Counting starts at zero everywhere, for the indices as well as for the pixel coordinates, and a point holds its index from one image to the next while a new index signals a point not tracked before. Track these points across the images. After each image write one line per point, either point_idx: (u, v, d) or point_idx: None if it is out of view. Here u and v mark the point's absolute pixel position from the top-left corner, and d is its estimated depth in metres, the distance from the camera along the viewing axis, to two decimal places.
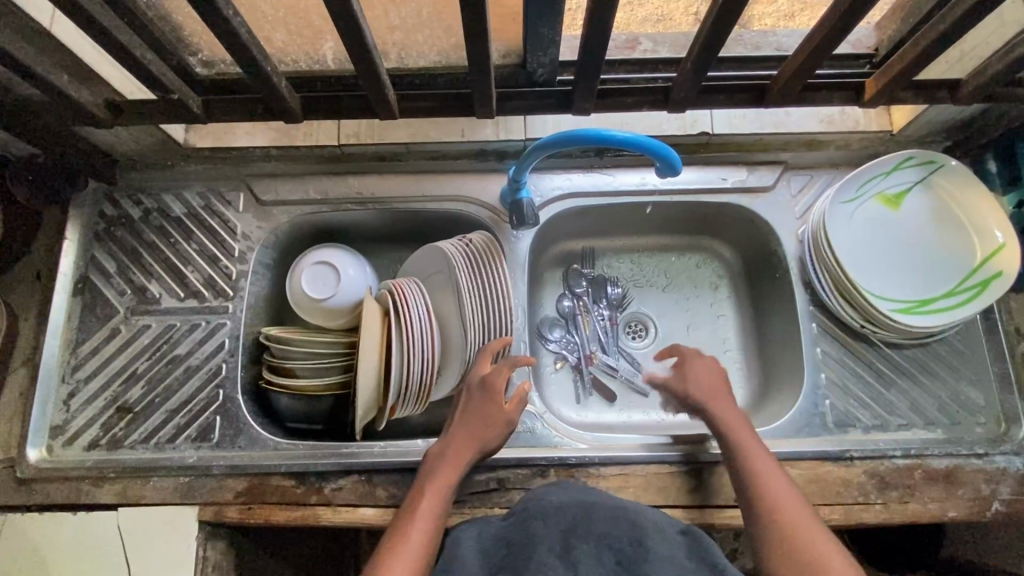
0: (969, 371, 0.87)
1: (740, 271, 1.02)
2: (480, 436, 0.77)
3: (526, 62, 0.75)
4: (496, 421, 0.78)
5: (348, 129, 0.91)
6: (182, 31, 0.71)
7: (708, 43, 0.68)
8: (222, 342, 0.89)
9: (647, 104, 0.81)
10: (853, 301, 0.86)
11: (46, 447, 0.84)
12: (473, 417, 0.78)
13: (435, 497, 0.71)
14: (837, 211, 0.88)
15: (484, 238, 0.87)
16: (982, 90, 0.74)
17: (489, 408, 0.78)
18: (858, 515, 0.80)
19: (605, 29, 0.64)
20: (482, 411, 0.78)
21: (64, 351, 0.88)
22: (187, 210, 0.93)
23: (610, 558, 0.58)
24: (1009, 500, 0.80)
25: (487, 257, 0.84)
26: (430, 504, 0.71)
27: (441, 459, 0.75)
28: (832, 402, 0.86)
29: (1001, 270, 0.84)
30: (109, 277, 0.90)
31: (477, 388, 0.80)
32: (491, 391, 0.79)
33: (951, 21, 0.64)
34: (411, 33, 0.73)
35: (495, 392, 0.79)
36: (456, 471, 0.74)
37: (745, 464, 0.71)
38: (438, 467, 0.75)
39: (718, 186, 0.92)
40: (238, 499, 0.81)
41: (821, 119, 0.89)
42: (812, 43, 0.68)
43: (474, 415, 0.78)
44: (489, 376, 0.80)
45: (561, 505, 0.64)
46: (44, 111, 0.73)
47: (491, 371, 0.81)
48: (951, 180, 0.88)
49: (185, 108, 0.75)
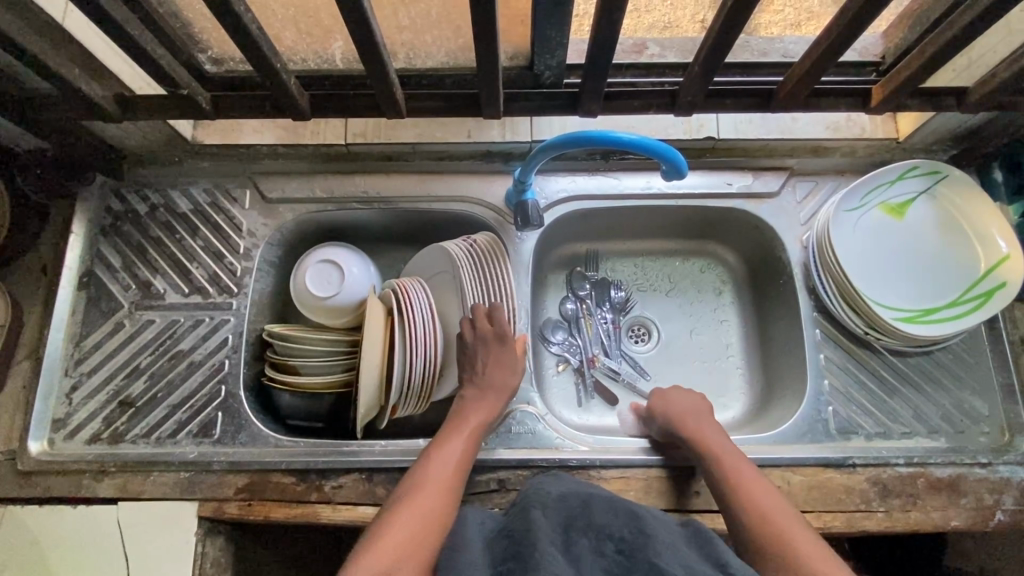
0: (973, 379, 0.87)
1: (744, 275, 1.02)
2: (509, 374, 0.81)
3: (534, 65, 0.75)
4: (515, 367, 0.82)
5: (355, 127, 0.92)
6: (192, 28, 0.72)
7: (713, 49, 0.68)
8: (225, 339, 0.89)
9: (655, 106, 0.80)
10: (859, 309, 0.85)
11: (48, 440, 0.85)
12: (499, 356, 0.81)
13: (472, 430, 0.77)
14: (841, 219, 0.88)
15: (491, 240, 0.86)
16: (989, 99, 0.74)
17: (505, 357, 0.81)
18: (860, 523, 0.79)
19: (614, 32, 0.64)
20: (504, 360, 0.81)
21: (68, 344, 0.88)
22: (194, 206, 0.93)
23: (611, 548, 0.58)
24: (1012, 509, 0.80)
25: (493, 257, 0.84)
26: (462, 444, 0.75)
27: (478, 395, 0.80)
28: (834, 408, 0.86)
29: (1006, 280, 0.84)
30: (114, 272, 0.91)
31: (491, 338, 0.81)
32: (505, 337, 0.80)
33: (959, 28, 0.65)
34: (420, 34, 0.74)
35: (510, 340, 0.80)
36: (492, 409, 0.79)
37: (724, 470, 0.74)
38: (476, 402, 0.79)
39: (722, 191, 0.92)
40: (238, 495, 0.81)
41: (827, 126, 0.90)
42: (819, 48, 0.68)
43: (492, 365, 0.81)
44: (505, 328, 0.80)
45: (561, 497, 0.64)
46: (53, 104, 0.74)
47: (501, 321, 0.81)
48: (956, 191, 0.88)
49: (194, 104, 0.75)
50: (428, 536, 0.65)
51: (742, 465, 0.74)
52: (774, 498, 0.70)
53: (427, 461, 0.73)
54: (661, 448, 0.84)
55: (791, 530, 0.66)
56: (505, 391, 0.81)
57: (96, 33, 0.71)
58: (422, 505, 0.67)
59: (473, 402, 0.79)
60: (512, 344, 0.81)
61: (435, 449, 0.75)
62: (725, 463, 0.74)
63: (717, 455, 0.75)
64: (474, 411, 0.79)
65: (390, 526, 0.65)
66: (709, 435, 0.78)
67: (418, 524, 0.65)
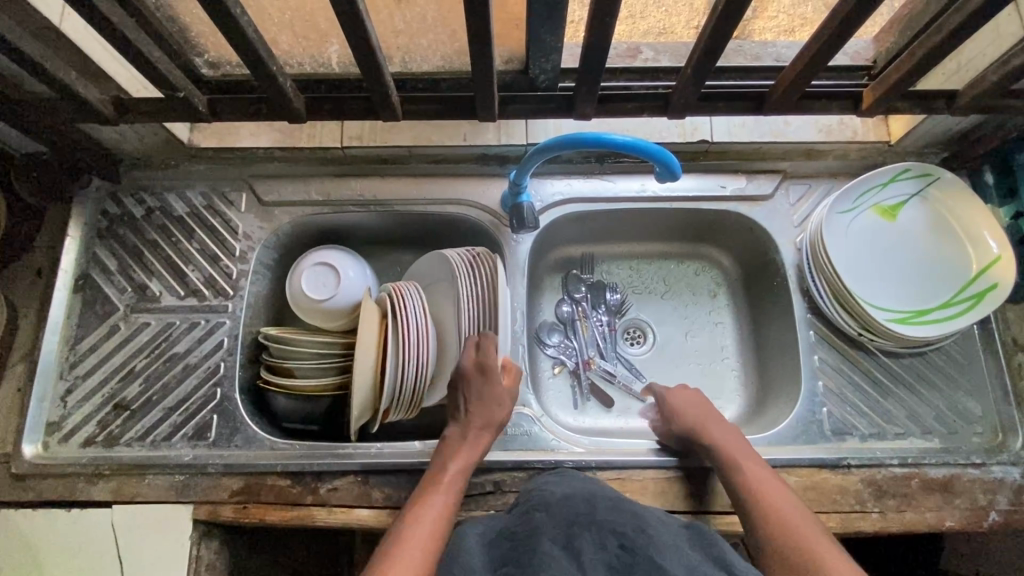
0: (966, 380, 0.88)
1: (738, 278, 1.02)
2: (492, 414, 0.80)
3: (528, 68, 0.76)
4: (503, 399, 0.81)
5: (352, 130, 0.92)
6: (189, 32, 0.72)
7: (706, 52, 0.68)
8: (221, 341, 0.89)
9: (649, 109, 0.82)
10: (851, 310, 0.86)
11: (43, 443, 0.84)
12: (483, 395, 0.80)
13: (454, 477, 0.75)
14: (834, 221, 0.89)
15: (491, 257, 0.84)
16: (978, 101, 0.74)
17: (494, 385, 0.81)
18: (855, 523, 0.79)
19: (607, 36, 0.65)
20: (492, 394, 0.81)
21: (63, 347, 0.88)
22: (190, 209, 0.93)
23: (613, 543, 0.57)
24: (1006, 510, 0.80)
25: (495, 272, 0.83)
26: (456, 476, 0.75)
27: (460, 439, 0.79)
28: (829, 410, 0.86)
29: (998, 281, 0.85)
30: (110, 274, 0.91)
31: (474, 372, 0.80)
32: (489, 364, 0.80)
33: (948, 31, 0.65)
34: (415, 38, 0.74)
35: (490, 372, 0.80)
36: (473, 455, 0.78)
37: (740, 474, 0.74)
38: (458, 447, 0.78)
39: (717, 194, 0.92)
40: (233, 498, 0.81)
41: (820, 129, 0.90)
42: (810, 52, 0.69)
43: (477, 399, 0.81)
44: (485, 360, 0.80)
45: (564, 498, 0.63)
46: (51, 108, 0.74)
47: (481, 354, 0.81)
48: (948, 194, 0.89)
49: (191, 106, 0.76)
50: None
51: (758, 470, 0.75)
52: (794, 505, 0.71)
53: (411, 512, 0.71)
54: (660, 451, 0.84)
55: (811, 539, 0.67)
56: (492, 424, 0.80)
57: (93, 37, 0.71)
58: (419, 538, 0.68)
59: (454, 443, 0.78)
60: (494, 374, 0.80)
61: (431, 481, 0.75)
62: (741, 470, 0.75)
63: (733, 459, 0.76)
64: (464, 445, 0.78)
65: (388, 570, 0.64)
66: (725, 439, 0.78)
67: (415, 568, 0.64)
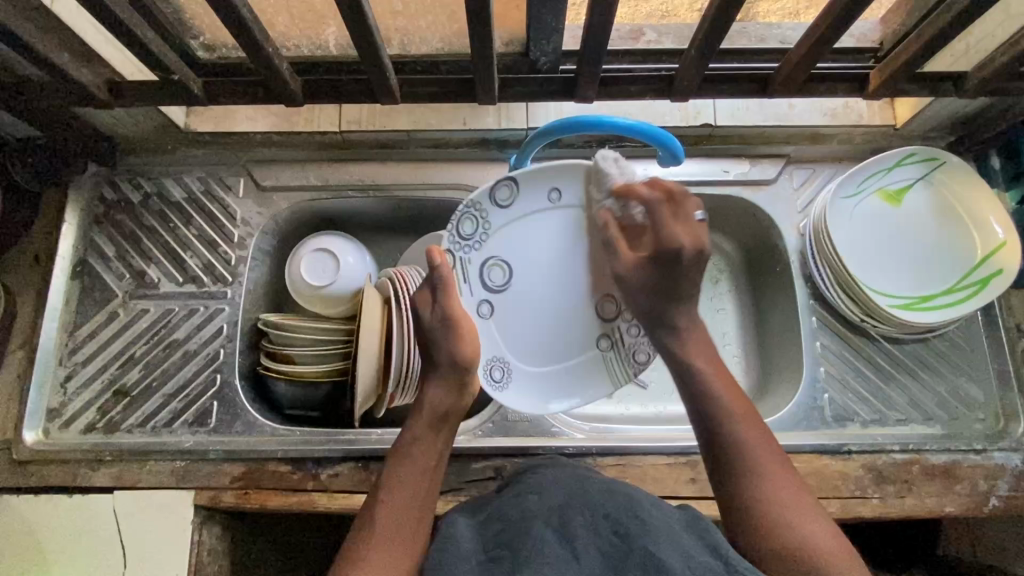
0: (969, 367, 0.87)
1: (741, 265, 1.01)
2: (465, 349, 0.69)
3: (529, 51, 0.74)
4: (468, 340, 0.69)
5: (350, 114, 0.91)
6: (183, 13, 0.71)
7: (711, 33, 0.67)
8: (220, 328, 0.88)
9: (651, 92, 0.79)
10: (853, 295, 0.85)
11: (43, 430, 0.85)
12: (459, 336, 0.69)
13: (426, 428, 0.67)
14: (836, 207, 0.88)
15: (483, 191, 0.77)
16: (986, 84, 0.73)
17: (455, 309, 0.70)
18: (855, 509, 0.80)
19: (610, 17, 0.64)
20: (466, 326, 0.69)
21: (62, 333, 0.87)
22: (187, 194, 0.92)
23: (607, 528, 0.53)
24: (1006, 496, 0.80)
25: (494, 204, 0.77)
26: (423, 432, 0.67)
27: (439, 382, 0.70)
28: (831, 395, 0.86)
29: (1002, 268, 0.84)
30: (107, 260, 0.90)
31: (440, 327, 0.70)
32: (451, 288, 0.70)
33: (958, 10, 0.64)
34: (414, 18, 0.73)
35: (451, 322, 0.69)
36: (448, 397, 0.69)
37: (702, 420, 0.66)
38: (433, 391, 0.69)
39: (719, 179, 0.91)
40: (234, 484, 0.81)
41: (826, 112, 0.89)
42: (816, 32, 0.67)
43: (460, 344, 0.69)
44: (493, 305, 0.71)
45: (556, 481, 0.60)
46: (43, 91, 0.73)
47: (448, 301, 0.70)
48: (953, 178, 0.88)
49: (186, 89, 0.75)
50: (409, 530, 0.60)
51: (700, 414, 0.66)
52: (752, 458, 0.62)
53: (395, 459, 0.66)
54: (662, 437, 0.83)
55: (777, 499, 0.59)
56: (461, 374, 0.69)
57: (85, 18, 0.70)
58: (393, 509, 0.61)
59: (438, 384, 0.69)
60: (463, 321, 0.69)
61: (403, 438, 0.67)
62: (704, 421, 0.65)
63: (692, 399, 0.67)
64: (427, 410, 0.68)
65: (374, 525, 0.60)
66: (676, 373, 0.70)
67: (397, 525, 0.60)
